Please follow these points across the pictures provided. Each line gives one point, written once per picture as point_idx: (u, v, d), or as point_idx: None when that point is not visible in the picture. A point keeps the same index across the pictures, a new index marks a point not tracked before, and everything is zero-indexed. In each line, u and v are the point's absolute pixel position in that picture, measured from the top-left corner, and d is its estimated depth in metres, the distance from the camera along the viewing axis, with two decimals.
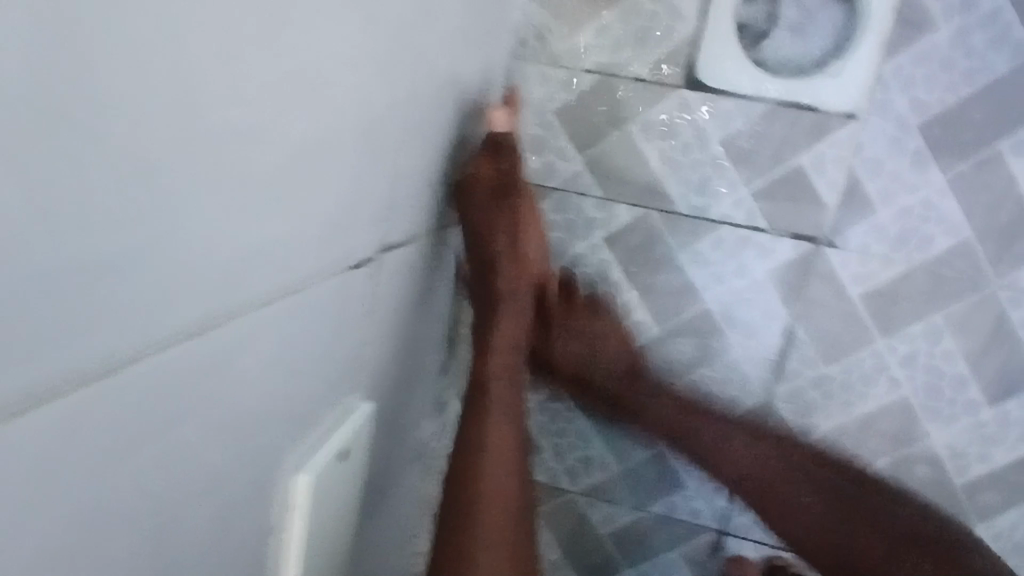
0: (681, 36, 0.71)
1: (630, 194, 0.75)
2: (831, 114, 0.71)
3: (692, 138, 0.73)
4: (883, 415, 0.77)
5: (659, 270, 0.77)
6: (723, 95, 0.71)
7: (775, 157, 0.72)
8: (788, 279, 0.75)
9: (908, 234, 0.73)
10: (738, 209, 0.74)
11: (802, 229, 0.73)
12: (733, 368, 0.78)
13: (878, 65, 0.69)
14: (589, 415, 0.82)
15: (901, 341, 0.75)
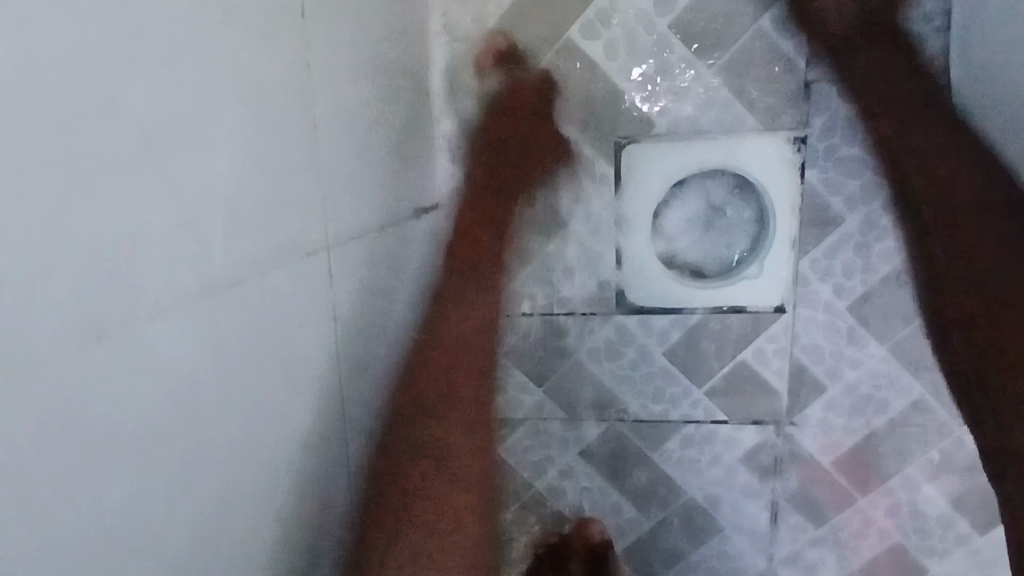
0: (604, 269, 0.76)
1: (592, 410, 0.79)
2: (762, 310, 0.74)
3: (637, 354, 0.77)
4: (883, 562, 0.79)
5: (639, 471, 0.80)
6: (655, 313, 0.76)
7: (717, 358, 0.76)
8: (760, 459, 0.78)
9: (861, 400, 0.75)
10: (695, 407, 0.78)
11: (760, 414, 0.77)
12: (727, 545, 0.81)
13: (794, 263, 0.72)
14: None
15: (880, 494, 0.78)
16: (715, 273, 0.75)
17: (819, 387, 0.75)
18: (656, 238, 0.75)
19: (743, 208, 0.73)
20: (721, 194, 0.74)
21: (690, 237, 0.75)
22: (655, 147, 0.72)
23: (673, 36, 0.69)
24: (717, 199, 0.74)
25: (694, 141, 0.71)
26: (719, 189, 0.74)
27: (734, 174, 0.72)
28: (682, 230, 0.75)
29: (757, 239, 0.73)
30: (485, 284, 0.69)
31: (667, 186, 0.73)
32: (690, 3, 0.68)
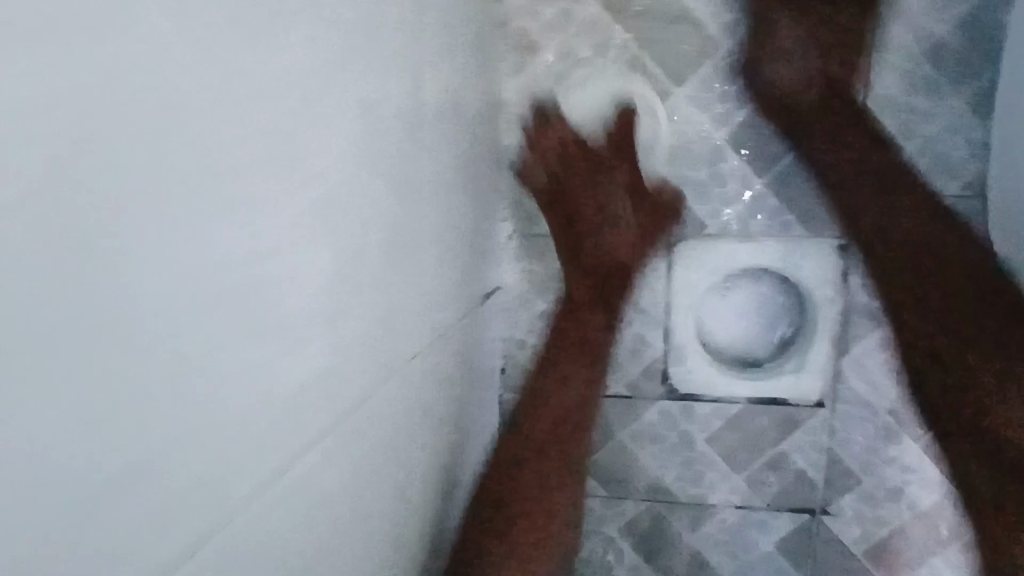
0: (651, 356, 0.79)
1: (631, 490, 0.82)
2: (803, 402, 0.78)
3: (677, 439, 0.81)
4: None
5: (675, 553, 0.83)
6: (699, 399, 0.79)
7: (758, 446, 0.79)
8: (796, 546, 0.81)
9: (895, 494, 0.78)
10: (734, 492, 0.80)
11: (797, 502, 0.80)
12: None
13: (835, 359, 0.76)
14: None
15: None
16: (758, 364, 0.79)
17: (855, 479, 0.78)
18: (698, 327, 0.79)
19: (790, 305, 0.77)
20: (769, 289, 0.78)
21: (725, 324, 0.79)
22: (699, 244, 0.76)
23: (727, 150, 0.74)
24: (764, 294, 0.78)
25: (735, 239, 0.75)
26: (769, 285, 0.78)
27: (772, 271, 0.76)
28: (729, 321, 0.79)
29: (798, 333, 0.77)
30: (593, 310, 0.72)
31: (714, 281, 0.77)
32: (769, 98, 0.72)
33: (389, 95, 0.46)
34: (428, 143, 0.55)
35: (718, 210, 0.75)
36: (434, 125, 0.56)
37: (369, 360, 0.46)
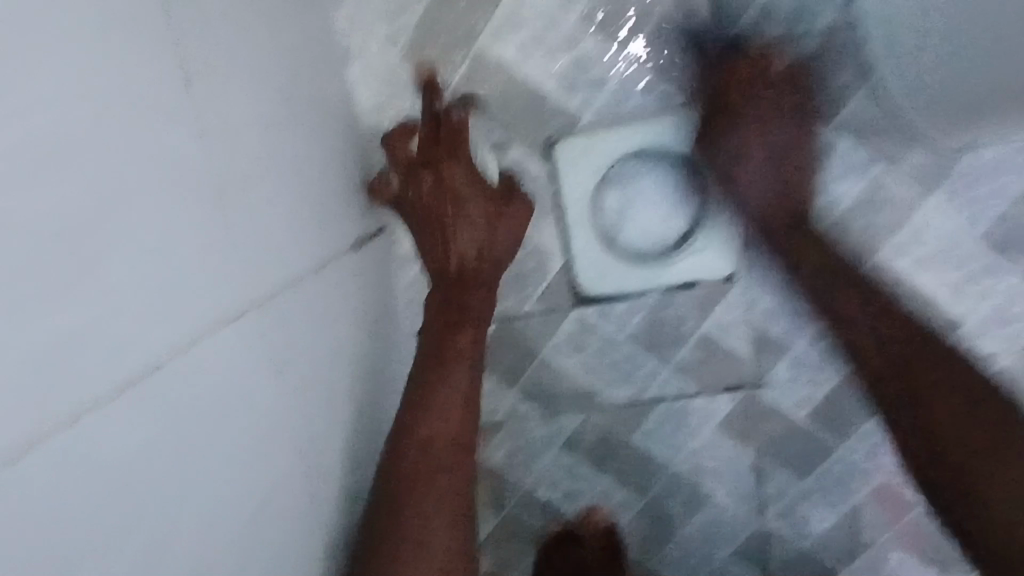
0: (553, 266, 0.76)
1: (566, 404, 0.80)
2: (715, 280, 0.75)
3: (600, 343, 0.78)
4: (872, 504, 0.82)
5: (624, 455, 0.82)
6: (612, 301, 0.76)
7: (681, 334, 0.77)
8: (737, 424, 0.80)
9: (827, 353, 0.76)
10: (666, 385, 0.79)
11: (728, 382, 0.78)
12: (721, 508, 0.83)
13: (735, 229, 0.74)
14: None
15: (861, 444, 0.79)
16: (667, 253, 0.75)
17: (783, 347, 0.76)
18: (590, 206, 0.74)
19: (689, 190, 0.74)
20: (674, 180, 0.74)
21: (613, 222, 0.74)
22: (567, 141, 0.72)
23: (582, 31, 0.69)
24: (668, 187, 0.74)
25: (611, 126, 0.71)
26: (672, 176, 0.74)
27: (668, 154, 0.73)
28: (632, 226, 0.74)
29: (700, 214, 0.74)
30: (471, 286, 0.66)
31: (597, 180, 0.73)
32: None
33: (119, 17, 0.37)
34: (207, 73, 0.46)
35: (588, 95, 0.70)
36: (208, 50, 0.47)
37: (143, 225, 0.37)
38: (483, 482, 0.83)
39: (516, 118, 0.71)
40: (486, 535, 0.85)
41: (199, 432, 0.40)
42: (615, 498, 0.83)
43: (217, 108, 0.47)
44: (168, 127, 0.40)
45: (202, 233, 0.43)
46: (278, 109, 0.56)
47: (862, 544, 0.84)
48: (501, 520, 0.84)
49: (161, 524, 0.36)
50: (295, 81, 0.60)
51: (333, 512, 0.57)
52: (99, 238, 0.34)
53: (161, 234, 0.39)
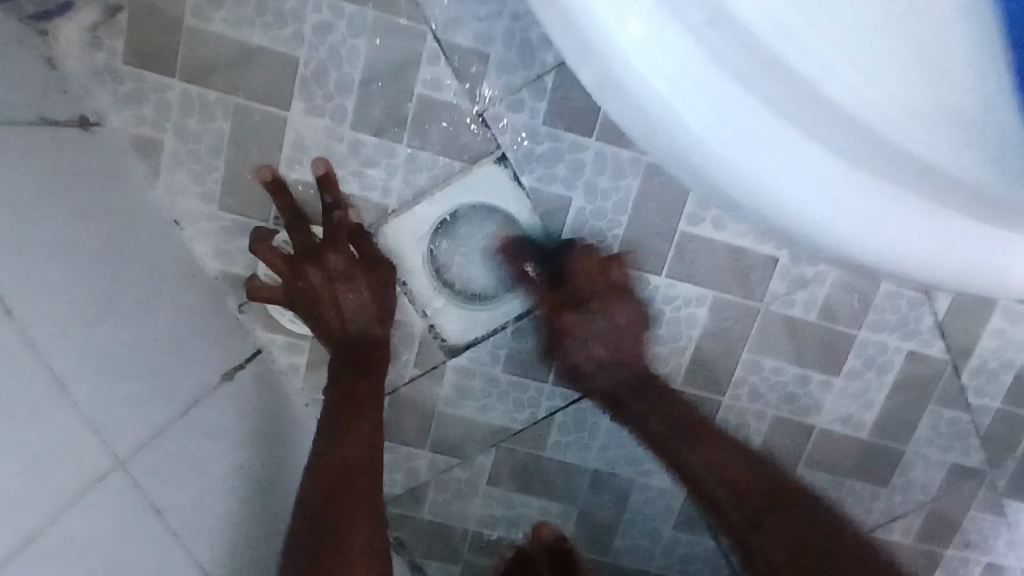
0: (417, 332, 0.85)
1: (477, 445, 0.89)
2: (556, 297, 0.84)
3: (484, 382, 0.86)
4: (775, 437, 0.90)
5: (543, 471, 0.90)
6: (477, 343, 0.85)
7: (548, 351, 0.85)
8: (628, 411, 0.88)
9: (675, 324, 0.85)
10: (553, 398, 0.87)
11: (604, 377, 0.86)
12: (646, 486, 0.91)
13: (556, 249, 0.82)
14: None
15: (740, 389, 0.87)
16: (508, 287, 0.84)
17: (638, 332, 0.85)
18: (431, 268, 0.84)
19: (507, 229, 0.83)
20: (493, 225, 0.84)
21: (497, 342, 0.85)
22: (388, 223, 0.82)
23: (360, 136, 0.79)
24: (492, 232, 0.84)
25: (418, 199, 0.81)
26: (492, 221, 0.84)
27: (476, 204, 0.82)
28: (474, 273, 0.84)
29: (525, 245, 0.83)
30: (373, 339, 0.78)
31: (428, 244, 0.83)
32: (363, 77, 0.77)
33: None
34: (30, 296, 0.55)
35: (387, 185, 0.80)
36: (26, 276, 0.56)
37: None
38: (434, 535, 0.91)
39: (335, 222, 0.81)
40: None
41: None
42: (553, 511, 0.91)
43: (48, 321, 0.56)
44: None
45: (48, 425, 0.53)
46: (114, 292, 0.66)
47: (782, 475, 0.91)
48: (461, 562, 0.93)
49: None
50: (121, 258, 0.69)
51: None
52: None
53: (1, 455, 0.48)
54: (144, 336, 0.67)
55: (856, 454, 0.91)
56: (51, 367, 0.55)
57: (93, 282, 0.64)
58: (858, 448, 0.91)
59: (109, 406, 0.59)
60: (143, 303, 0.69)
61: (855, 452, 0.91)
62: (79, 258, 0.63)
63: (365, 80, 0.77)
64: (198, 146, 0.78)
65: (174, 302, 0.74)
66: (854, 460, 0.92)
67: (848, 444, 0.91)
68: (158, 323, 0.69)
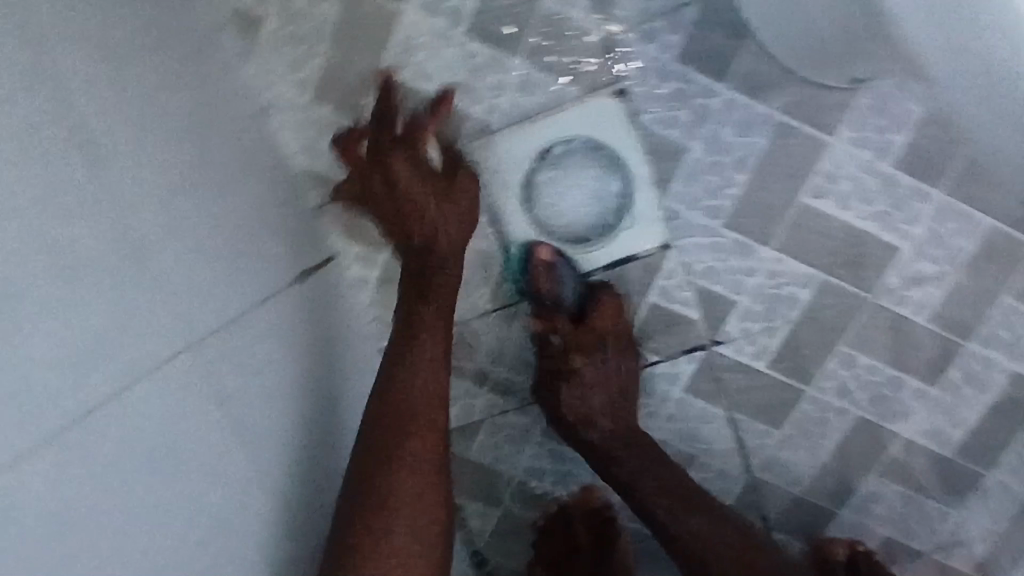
0: (497, 264, 0.80)
1: (538, 393, 0.84)
2: (650, 251, 0.78)
3: (557, 329, 0.82)
4: (853, 438, 0.84)
5: (601, 432, 0.85)
6: (558, 286, 0.80)
7: (630, 306, 0.80)
8: (702, 384, 0.82)
9: (771, 301, 0.79)
10: (627, 357, 0.82)
11: (685, 345, 0.81)
12: (706, 466, 0.86)
13: (660, 199, 0.76)
14: (642, 555, 0.89)
15: (827, 382, 0.81)
16: (602, 233, 0.79)
17: (729, 304, 0.79)
18: (523, 200, 0.78)
19: (614, 171, 0.77)
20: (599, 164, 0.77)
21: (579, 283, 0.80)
22: (486, 144, 0.76)
23: (474, 46, 0.73)
24: (597, 171, 0.77)
25: (523, 124, 0.75)
26: (598, 160, 0.77)
27: (584, 139, 0.76)
28: (568, 212, 0.79)
29: (628, 190, 0.77)
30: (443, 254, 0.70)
31: (525, 175, 0.77)
32: None
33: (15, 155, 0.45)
34: (111, 155, 0.53)
35: (492, 102, 0.75)
36: (109, 137, 0.53)
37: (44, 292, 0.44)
38: (478, 476, 0.88)
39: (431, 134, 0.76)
40: (489, 525, 0.90)
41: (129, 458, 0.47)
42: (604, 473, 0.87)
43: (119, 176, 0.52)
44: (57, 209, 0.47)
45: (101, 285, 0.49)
46: (191, 163, 0.61)
47: (852, 480, 0.85)
48: (501, 508, 0.89)
49: None
50: (208, 135, 0.65)
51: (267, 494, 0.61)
52: None
53: None
54: (216, 215, 0.63)
55: (937, 472, 0.85)
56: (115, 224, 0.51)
57: (174, 149, 0.60)
58: (940, 466, 0.84)
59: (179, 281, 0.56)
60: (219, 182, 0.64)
61: (937, 469, 0.85)
62: (160, 120, 0.59)
63: None
64: (299, 31, 0.74)
65: (251, 200, 0.69)
66: (933, 478, 0.85)
67: (930, 460, 0.84)
68: (231, 206, 0.65)
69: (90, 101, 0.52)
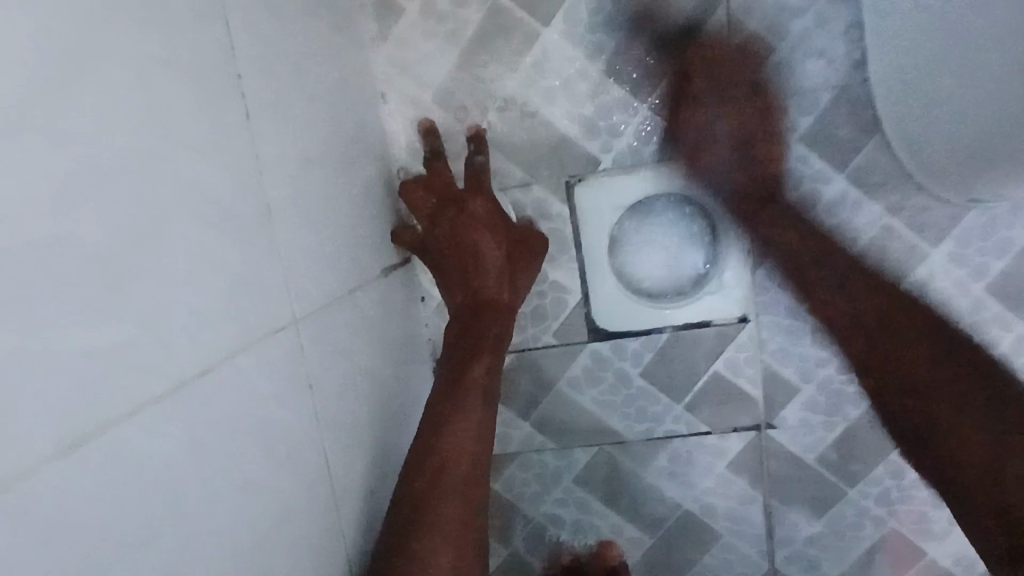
0: (572, 302, 0.79)
1: (581, 438, 0.82)
2: (729, 321, 0.77)
3: (614, 378, 0.80)
4: (881, 551, 0.82)
5: (635, 490, 0.83)
6: (627, 337, 0.79)
7: (693, 371, 0.79)
8: (748, 463, 0.81)
9: (835, 396, 0.78)
10: (678, 422, 0.81)
11: (739, 421, 0.80)
12: (730, 547, 0.83)
13: (750, 272, 0.76)
14: None
15: (871, 487, 0.80)
16: (682, 293, 0.78)
17: (793, 389, 0.78)
18: (608, 252, 0.77)
19: (704, 237, 0.78)
20: (691, 227, 0.78)
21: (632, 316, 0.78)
22: (587, 184, 0.75)
23: (605, 82, 0.73)
24: (687, 232, 0.78)
25: (630, 172, 0.75)
26: (692, 222, 0.78)
27: (683, 199, 0.77)
28: (650, 267, 0.78)
29: (715, 258, 0.77)
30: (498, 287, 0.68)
31: (613, 227, 0.77)
32: (632, 25, 0.72)
33: (187, 80, 0.43)
34: (262, 110, 0.51)
35: (609, 141, 0.75)
36: (265, 94, 0.52)
37: (208, 222, 0.43)
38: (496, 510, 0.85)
39: (541, 159, 0.75)
40: (498, 562, 0.86)
41: (240, 411, 0.44)
42: (625, 533, 0.85)
43: (270, 131, 0.52)
44: (226, 145, 0.46)
45: (249, 234, 0.48)
46: (322, 134, 0.61)
47: None
48: (513, 548, 0.86)
49: (199, 488, 0.40)
50: (344, 118, 0.66)
51: (352, 476, 0.59)
52: (163, 235, 0.39)
53: (214, 236, 0.44)
54: (335, 193, 0.62)
55: None
56: (264, 177, 0.50)
57: (312, 117, 0.59)
58: None
59: (300, 244, 0.54)
60: (340, 158, 0.64)
61: None
62: (305, 86, 0.59)
63: (630, 29, 0.72)
64: (439, 31, 0.74)
65: (360, 185, 0.68)
66: None
67: None
68: (346, 186, 0.64)
69: (253, 52, 0.51)
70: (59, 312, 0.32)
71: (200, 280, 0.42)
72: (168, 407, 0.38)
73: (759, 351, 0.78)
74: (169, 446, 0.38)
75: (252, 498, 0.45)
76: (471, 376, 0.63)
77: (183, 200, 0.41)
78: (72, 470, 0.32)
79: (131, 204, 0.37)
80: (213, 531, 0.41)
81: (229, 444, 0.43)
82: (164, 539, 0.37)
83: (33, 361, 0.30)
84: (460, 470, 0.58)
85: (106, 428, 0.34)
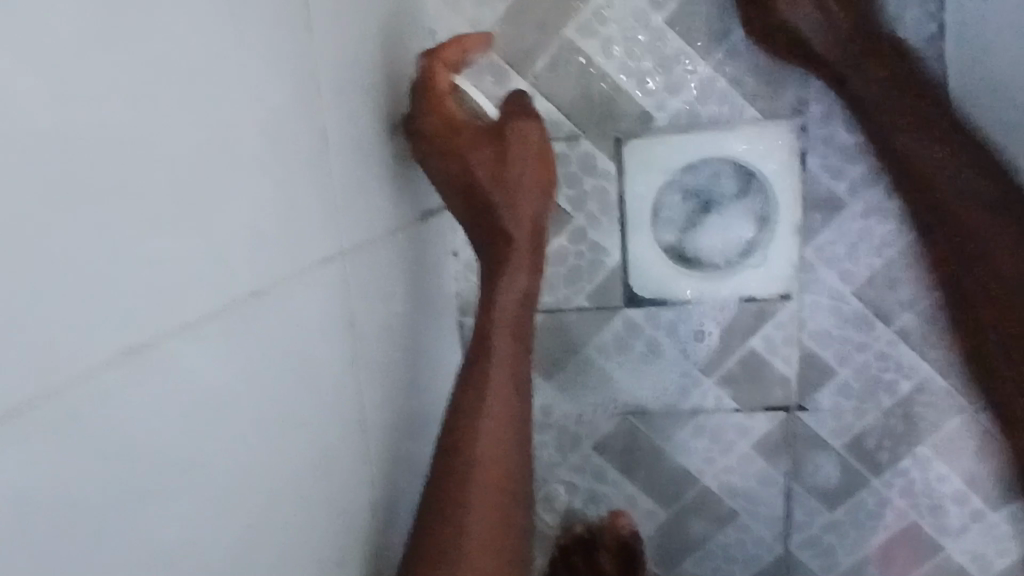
0: (611, 264, 0.76)
1: (605, 406, 0.80)
2: (771, 297, 0.75)
3: (646, 347, 0.78)
4: (898, 544, 0.80)
5: (656, 462, 0.81)
6: (664, 305, 0.76)
7: (729, 346, 0.77)
8: (774, 444, 0.79)
9: (871, 382, 0.76)
10: (707, 397, 0.79)
11: (770, 401, 0.78)
12: (746, 527, 0.82)
13: (799, 248, 0.73)
14: None
15: (896, 478, 0.78)
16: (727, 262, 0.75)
17: (829, 372, 0.76)
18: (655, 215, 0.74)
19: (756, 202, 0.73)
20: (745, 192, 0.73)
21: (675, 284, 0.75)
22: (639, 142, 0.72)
23: (667, 36, 0.70)
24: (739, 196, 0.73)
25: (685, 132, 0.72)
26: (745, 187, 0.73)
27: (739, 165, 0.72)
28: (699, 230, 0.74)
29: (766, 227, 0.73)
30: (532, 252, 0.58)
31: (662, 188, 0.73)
32: None
33: None
34: (324, 26, 0.48)
35: (665, 100, 0.71)
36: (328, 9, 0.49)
37: (269, 134, 0.40)
38: None
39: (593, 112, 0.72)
40: None
41: (287, 340, 0.42)
42: (640, 505, 0.83)
43: (330, 49, 0.49)
44: (289, 55, 0.43)
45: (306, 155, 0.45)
46: (376, 62, 0.57)
47: None
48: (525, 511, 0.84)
49: (243, 416, 0.37)
50: (400, 53, 0.63)
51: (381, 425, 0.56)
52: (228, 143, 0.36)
53: (274, 152, 0.41)
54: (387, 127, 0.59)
55: None
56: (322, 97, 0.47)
57: (369, 43, 0.56)
58: None
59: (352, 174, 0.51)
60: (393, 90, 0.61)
61: None
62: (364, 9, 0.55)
63: None
64: None
65: None
66: None
67: None
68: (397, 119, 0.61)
69: None
70: (112, 210, 0.29)
71: (259, 196, 0.39)
72: (220, 330, 0.35)
73: (799, 330, 0.75)
74: (220, 367, 0.35)
75: (291, 433, 0.42)
76: (495, 342, 0.56)
77: (249, 108, 0.38)
78: (125, 379, 0.29)
79: (194, 103, 0.33)
80: (252, 464, 0.38)
81: (274, 374, 0.40)
82: (209, 465, 0.34)
83: (84, 263, 0.27)
84: (489, 448, 0.52)
85: (158, 346, 0.31)
